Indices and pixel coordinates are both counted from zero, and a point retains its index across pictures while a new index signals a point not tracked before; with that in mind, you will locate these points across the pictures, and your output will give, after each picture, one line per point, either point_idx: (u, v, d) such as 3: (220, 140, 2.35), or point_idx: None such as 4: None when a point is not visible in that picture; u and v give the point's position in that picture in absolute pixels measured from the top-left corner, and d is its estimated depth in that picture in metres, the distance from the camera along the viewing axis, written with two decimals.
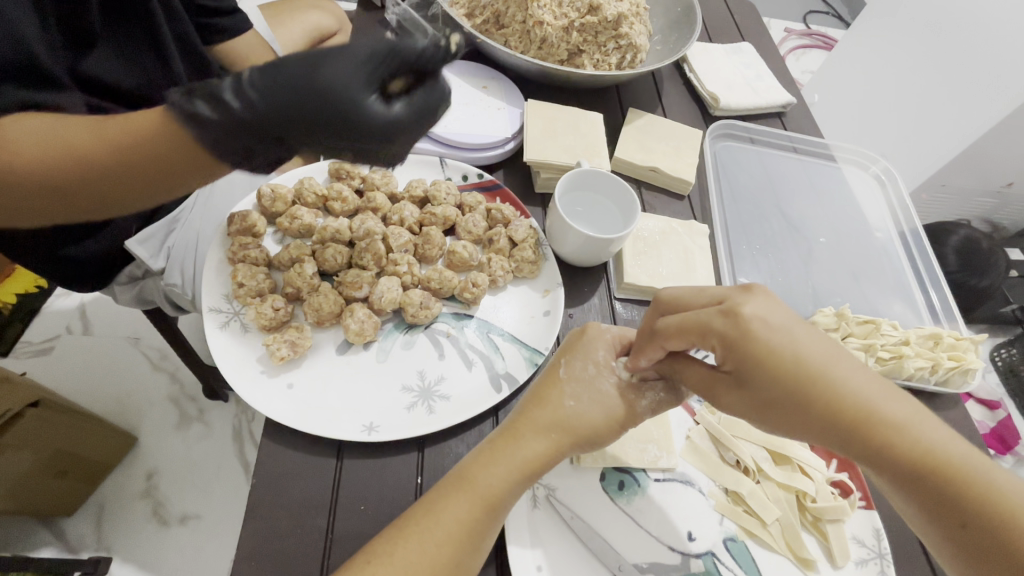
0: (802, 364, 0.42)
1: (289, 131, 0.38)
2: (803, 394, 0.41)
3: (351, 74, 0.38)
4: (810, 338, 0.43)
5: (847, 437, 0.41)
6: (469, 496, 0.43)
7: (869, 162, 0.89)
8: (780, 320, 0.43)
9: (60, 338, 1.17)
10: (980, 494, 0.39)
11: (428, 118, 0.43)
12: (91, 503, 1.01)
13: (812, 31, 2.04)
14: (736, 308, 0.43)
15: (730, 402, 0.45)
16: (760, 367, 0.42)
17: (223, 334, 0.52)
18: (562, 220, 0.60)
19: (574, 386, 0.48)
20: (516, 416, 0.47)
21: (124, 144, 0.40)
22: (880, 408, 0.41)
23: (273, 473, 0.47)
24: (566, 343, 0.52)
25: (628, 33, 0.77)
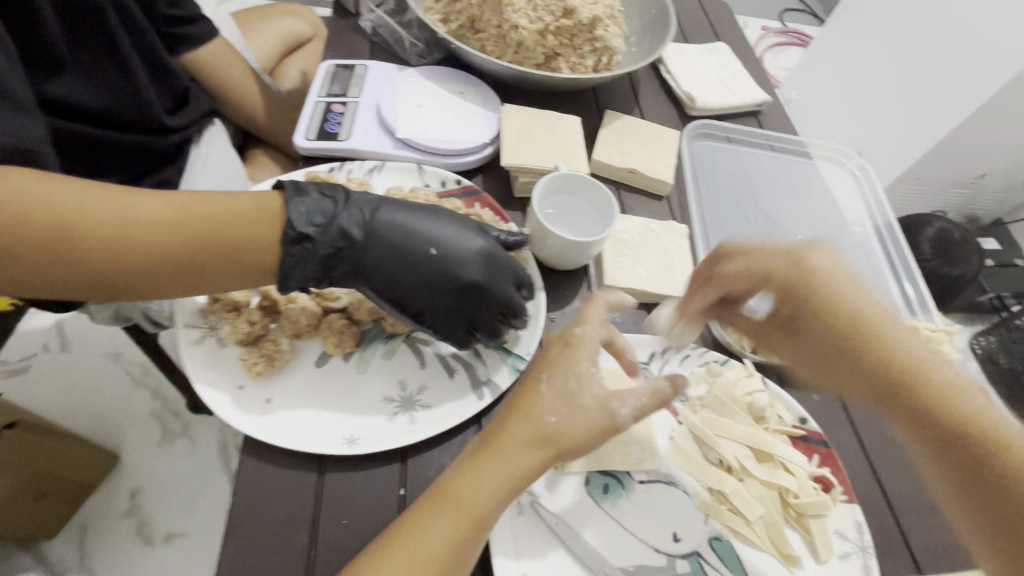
0: (855, 318, 0.48)
1: (379, 240, 0.52)
2: (842, 339, 0.48)
3: (459, 225, 0.55)
4: (865, 300, 0.49)
5: (879, 382, 0.46)
6: (452, 515, 0.42)
7: (846, 159, 0.90)
8: (844, 277, 0.51)
9: (37, 356, 1.14)
10: (995, 457, 0.40)
11: (497, 275, 0.54)
12: (73, 525, 0.99)
13: (788, 29, 2.07)
14: (801, 262, 0.52)
15: (788, 345, 0.54)
16: (807, 313, 0.50)
17: (199, 350, 0.51)
18: (541, 225, 0.60)
19: (555, 400, 0.46)
20: (496, 429, 0.46)
21: (184, 249, 0.45)
22: (906, 360, 0.46)
23: (253, 490, 0.46)
24: (546, 354, 0.49)
25: (603, 36, 0.78)
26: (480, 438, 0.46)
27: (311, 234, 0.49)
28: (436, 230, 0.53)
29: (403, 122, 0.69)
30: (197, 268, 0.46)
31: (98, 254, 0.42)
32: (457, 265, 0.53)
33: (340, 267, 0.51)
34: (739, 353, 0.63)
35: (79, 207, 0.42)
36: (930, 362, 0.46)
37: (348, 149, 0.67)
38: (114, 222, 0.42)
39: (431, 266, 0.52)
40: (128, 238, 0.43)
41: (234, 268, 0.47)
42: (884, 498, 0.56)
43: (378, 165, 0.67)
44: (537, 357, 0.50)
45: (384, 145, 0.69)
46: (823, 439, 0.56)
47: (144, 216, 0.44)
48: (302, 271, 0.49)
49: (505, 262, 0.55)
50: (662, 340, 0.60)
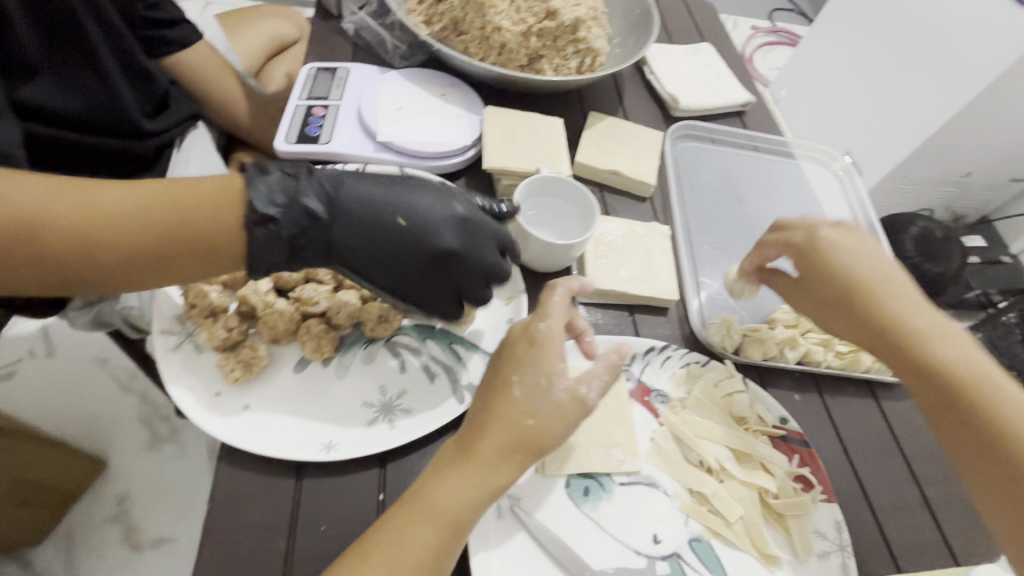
0: (860, 280, 0.54)
1: (349, 215, 0.49)
2: (850, 297, 0.54)
3: (429, 192, 0.53)
4: (867, 263, 0.55)
5: (881, 336, 0.52)
6: (433, 522, 0.42)
7: (830, 160, 0.90)
8: (851, 246, 0.57)
9: (22, 362, 1.13)
10: (982, 409, 0.45)
11: (476, 238, 0.53)
12: (60, 531, 0.98)
13: (778, 28, 2.08)
14: (816, 232, 0.59)
15: (799, 303, 0.59)
16: (821, 272, 0.56)
17: (175, 357, 0.50)
18: (521, 228, 0.60)
19: (530, 402, 0.46)
20: (470, 431, 0.46)
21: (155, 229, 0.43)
22: (906, 318, 0.51)
23: (230, 497, 0.46)
24: (513, 351, 0.49)
25: (585, 37, 0.78)
26: (454, 442, 0.46)
27: (276, 216, 0.46)
28: (405, 198, 0.51)
29: (384, 124, 0.69)
30: (166, 254, 0.44)
31: (66, 247, 0.41)
32: (433, 231, 0.51)
33: (308, 247, 0.48)
34: (721, 353, 0.63)
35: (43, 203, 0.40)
36: (926, 322, 0.51)
37: (329, 152, 0.67)
38: (79, 214, 0.41)
39: (404, 238, 0.50)
40: (99, 227, 0.42)
41: (207, 253, 0.45)
42: (864, 497, 0.57)
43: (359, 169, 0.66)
44: (502, 357, 0.49)
45: (364, 148, 0.68)
46: (802, 438, 0.57)
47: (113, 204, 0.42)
48: (270, 254, 0.47)
49: (483, 226, 0.53)
50: (644, 341, 0.60)
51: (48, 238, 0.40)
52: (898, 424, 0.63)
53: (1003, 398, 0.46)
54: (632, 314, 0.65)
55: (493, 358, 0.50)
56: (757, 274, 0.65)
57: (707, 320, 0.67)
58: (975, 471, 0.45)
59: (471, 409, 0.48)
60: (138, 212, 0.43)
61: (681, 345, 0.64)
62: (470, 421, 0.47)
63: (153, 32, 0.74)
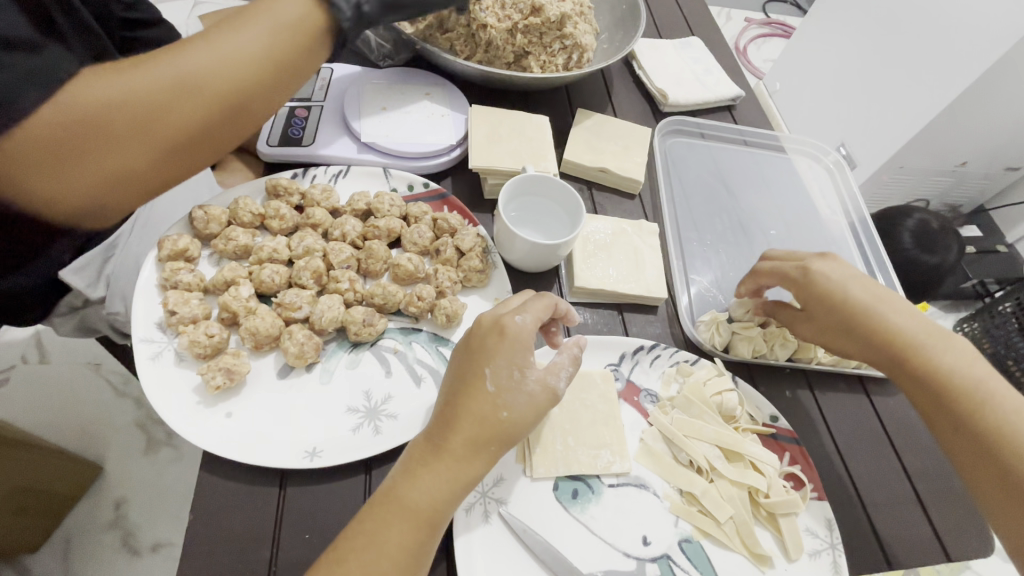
0: (866, 309, 0.54)
1: None
2: (857, 322, 0.54)
3: None
4: (862, 288, 0.55)
5: (887, 356, 0.53)
6: (408, 522, 0.42)
7: (822, 154, 0.89)
8: (845, 274, 0.56)
9: (15, 369, 1.12)
10: (997, 437, 0.48)
11: None
12: (57, 537, 0.97)
13: (771, 20, 2.06)
14: (809, 265, 0.58)
15: (803, 333, 0.58)
16: (825, 303, 0.56)
17: (155, 366, 0.50)
18: (507, 228, 0.59)
19: (505, 396, 0.45)
20: (441, 428, 0.45)
21: (270, 47, 0.51)
22: (904, 333, 0.53)
23: (214, 506, 0.45)
24: (480, 343, 0.47)
25: (572, 33, 0.76)
26: (426, 437, 0.45)
27: None
28: None
29: (367, 126, 0.68)
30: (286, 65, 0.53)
31: (215, 86, 0.49)
32: None
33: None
34: (710, 351, 0.63)
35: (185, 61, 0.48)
36: (922, 332, 0.53)
37: (312, 154, 0.66)
38: (212, 56, 0.49)
39: None
40: (232, 62, 0.50)
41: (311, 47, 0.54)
42: (854, 493, 0.56)
43: (343, 170, 0.66)
44: (471, 348, 0.48)
45: (347, 150, 0.67)
46: (791, 435, 0.57)
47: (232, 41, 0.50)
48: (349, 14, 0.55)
49: None
50: (633, 341, 0.59)
51: (205, 87, 0.48)
52: (891, 420, 0.62)
53: (997, 405, 0.49)
54: (621, 313, 0.64)
55: (460, 348, 0.49)
56: (760, 304, 0.62)
57: (696, 318, 0.66)
58: (996, 497, 0.47)
59: (440, 401, 0.47)
60: (255, 43, 0.51)
61: (671, 344, 0.63)
62: (439, 414, 0.46)
63: (128, 32, 0.73)
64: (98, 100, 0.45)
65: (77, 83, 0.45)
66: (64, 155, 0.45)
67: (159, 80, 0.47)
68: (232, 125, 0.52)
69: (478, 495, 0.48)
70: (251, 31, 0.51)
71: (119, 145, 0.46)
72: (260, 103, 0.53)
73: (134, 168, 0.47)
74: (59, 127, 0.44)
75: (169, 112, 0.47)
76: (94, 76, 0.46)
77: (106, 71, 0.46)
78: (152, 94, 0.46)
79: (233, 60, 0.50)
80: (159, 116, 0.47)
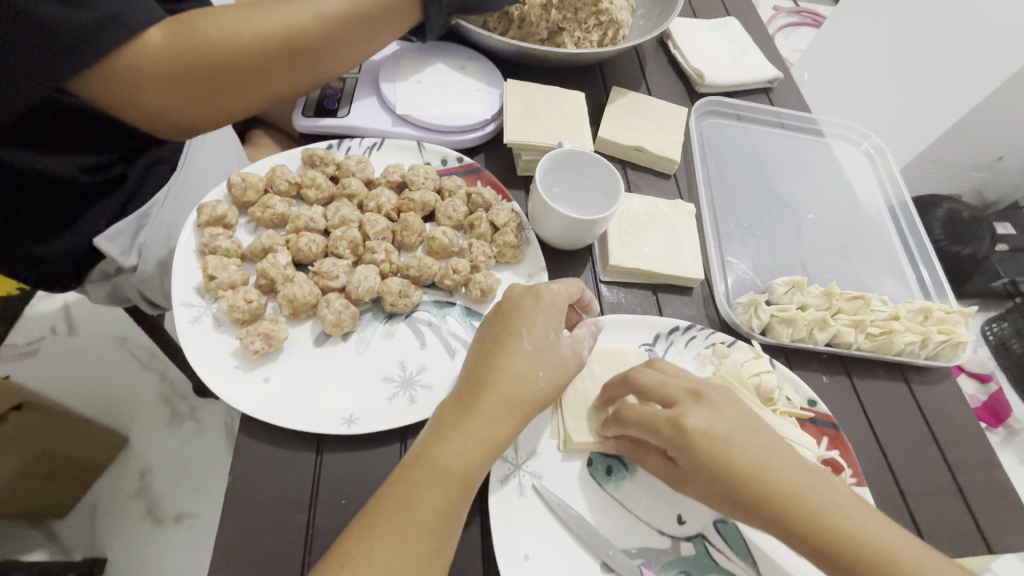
0: (768, 482, 0.44)
1: None
2: (736, 490, 0.43)
3: None
4: (747, 443, 0.45)
5: (819, 552, 0.43)
6: (441, 484, 0.41)
7: (861, 138, 0.87)
8: (724, 429, 0.45)
9: (44, 340, 1.14)
10: None
11: None
12: (84, 504, 1.00)
13: (801, 8, 2.00)
14: (681, 417, 0.45)
15: (687, 491, 0.46)
16: (698, 459, 0.44)
17: (195, 329, 0.50)
18: (544, 204, 0.58)
19: (541, 355, 0.46)
20: (468, 387, 0.45)
21: (359, 12, 0.60)
22: (808, 496, 0.43)
23: (251, 468, 0.46)
24: (513, 305, 0.49)
25: (608, 8, 0.74)
26: (455, 399, 0.45)
27: None
28: None
29: (403, 98, 0.67)
30: (370, 26, 0.62)
31: (310, 42, 0.58)
32: None
33: None
34: (747, 334, 0.61)
35: (285, 18, 0.56)
36: (805, 474, 0.45)
37: (347, 126, 0.66)
38: (310, 16, 0.57)
39: None
40: (326, 22, 0.58)
41: (392, 16, 0.63)
42: (893, 481, 0.55)
43: (377, 143, 0.65)
44: (505, 311, 0.49)
45: (383, 122, 0.67)
46: (832, 420, 0.55)
47: (327, 4, 0.58)
48: None
49: None
50: (668, 321, 0.58)
51: (301, 41, 0.57)
52: (930, 408, 0.61)
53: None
54: (655, 293, 0.63)
55: (490, 315, 0.50)
56: (617, 441, 0.49)
57: (733, 301, 0.65)
58: None
59: (467, 364, 0.47)
60: (347, 6, 0.59)
61: (706, 325, 0.62)
62: (468, 376, 0.46)
63: None
64: (205, 45, 0.52)
65: (192, 26, 0.52)
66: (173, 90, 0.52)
67: (267, 34, 0.55)
68: (309, 81, 0.61)
69: (513, 467, 0.48)
70: None
71: (213, 87, 0.54)
72: (342, 55, 0.61)
73: (233, 105, 0.57)
74: (169, 66, 0.51)
75: (266, 62, 0.56)
76: (199, 19, 0.52)
77: (212, 16, 0.53)
78: (255, 45, 0.54)
79: (325, 25, 0.58)
80: (251, 69, 0.55)
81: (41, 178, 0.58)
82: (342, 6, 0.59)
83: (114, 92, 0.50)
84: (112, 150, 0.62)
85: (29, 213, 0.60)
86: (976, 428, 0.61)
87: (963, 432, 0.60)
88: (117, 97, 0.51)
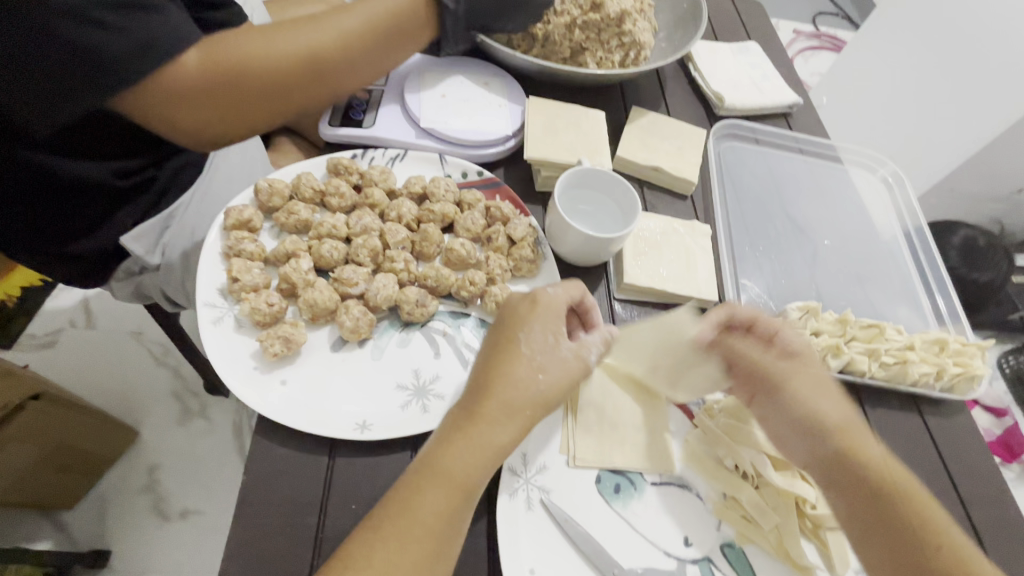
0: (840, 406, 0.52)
1: None
2: (820, 394, 0.53)
3: None
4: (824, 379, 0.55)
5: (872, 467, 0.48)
6: (444, 488, 0.42)
7: (878, 165, 0.87)
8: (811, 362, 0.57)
9: (63, 332, 1.17)
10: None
11: None
12: (93, 497, 1.01)
13: (821, 32, 2.01)
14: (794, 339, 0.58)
15: (779, 387, 0.53)
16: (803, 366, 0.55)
17: (217, 330, 0.51)
18: (562, 220, 0.59)
19: (540, 357, 0.47)
20: (475, 392, 0.45)
21: (381, 31, 0.62)
22: (868, 447, 0.49)
23: (265, 471, 0.46)
24: (514, 310, 0.49)
25: (631, 30, 0.76)
26: (460, 405, 0.46)
27: None
28: None
29: (427, 111, 0.69)
30: (389, 42, 0.64)
31: (334, 58, 0.60)
32: None
33: None
34: None
35: (310, 37, 0.58)
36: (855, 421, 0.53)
37: (371, 137, 0.67)
38: (334, 34, 0.59)
39: None
40: (349, 40, 0.60)
41: (411, 34, 0.65)
42: None
43: (400, 154, 0.67)
44: (504, 316, 0.49)
45: (407, 134, 0.68)
46: None
47: (350, 23, 0.61)
48: None
49: None
50: None
51: (325, 57, 0.59)
52: (945, 441, 0.60)
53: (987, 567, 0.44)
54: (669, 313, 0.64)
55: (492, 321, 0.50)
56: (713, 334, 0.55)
57: None
58: None
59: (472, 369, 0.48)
60: (369, 25, 0.62)
61: None
62: (474, 382, 0.46)
63: None
64: (234, 64, 0.54)
65: (223, 46, 0.54)
66: (202, 107, 0.54)
67: (292, 53, 0.57)
68: (332, 94, 0.62)
69: (521, 480, 0.48)
70: (364, 15, 0.61)
71: (239, 101, 0.56)
72: (365, 70, 0.63)
73: (259, 118, 0.59)
74: (199, 84, 0.53)
75: (292, 78, 0.58)
76: (228, 38, 0.55)
77: (240, 36, 0.55)
78: (281, 62, 0.56)
79: (348, 43, 0.60)
80: (280, 83, 0.57)
81: (79, 183, 0.61)
82: (364, 25, 0.61)
83: (150, 110, 0.52)
84: (143, 154, 0.64)
85: (65, 214, 0.62)
86: (990, 463, 0.60)
87: (976, 466, 0.59)
88: (151, 116, 0.53)
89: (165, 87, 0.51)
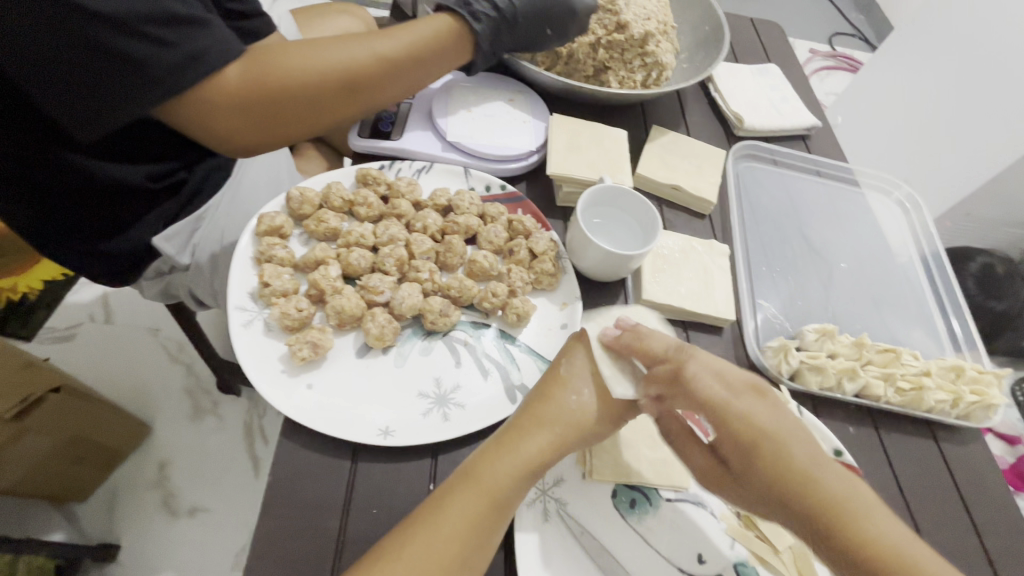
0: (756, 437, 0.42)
1: None
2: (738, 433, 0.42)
3: None
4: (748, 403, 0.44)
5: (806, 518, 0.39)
6: (476, 494, 0.43)
7: (893, 188, 0.88)
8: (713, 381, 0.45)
9: (82, 326, 1.19)
10: None
11: None
12: (104, 491, 1.03)
13: (838, 53, 2.02)
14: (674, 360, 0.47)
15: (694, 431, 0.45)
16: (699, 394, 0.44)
17: (246, 332, 0.53)
18: (583, 236, 0.61)
19: (578, 382, 0.49)
20: (520, 413, 0.48)
21: (416, 53, 0.64)
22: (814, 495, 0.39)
23: (289, 472, 0.48)
24: (565, 347, 0.53)
25: (654, 51, 0.77)
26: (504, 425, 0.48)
27: None
28: None
29: (453, 126, 0.71)
30: (423, 64, 0.66)
31: (368, 77, 0.62)
32: None
33: None
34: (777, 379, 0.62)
35: (347, 56, 0.60)
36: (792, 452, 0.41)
37: (398, 148, 0.69)
38: (370, 55, 0.62)
39: None
40: (384, 60, 0.62)
41: (445, 56, 0.67)
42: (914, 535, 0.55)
43: (426, 166, 0.69)
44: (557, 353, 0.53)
45: (433, 147, 0.70)
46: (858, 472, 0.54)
47: (386, 46, 0.63)
48: None
49: None
50: None
51: (359, 76, 0.61)
52: (959, 468, 0.60)
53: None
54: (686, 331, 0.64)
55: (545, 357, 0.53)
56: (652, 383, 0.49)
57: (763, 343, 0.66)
58: None
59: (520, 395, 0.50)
60: (405, 48, 0.63)
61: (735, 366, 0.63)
62: (525, 406, 0.48)
63: None
64: (274, 80, 0.56)
65: (264, 62, 0.56)
66: (240, 119, 0.57)
67: (329, 71, 0.59)
68: (364, 110, 0.64)
69: (539, 491, 0.49)
70: (402, 38, 0.63)
71: (272, 118, 0.58)
72: (399, 89, 0.65)
73: (292, 130, 0.61)
74: (240, 97, 0.55)
75: (326, 95, 0.60)
76: (270, 54, 0.57)
77: (281, 53, 0.58)
78: (317, 80, 0.59)
79: (383, 64, 0.62)
80: (315, 99, 0.60)
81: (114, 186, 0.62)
82: (400, 47, 0.63)
83: (192, 120, 0.55)
84: (174, 158, 0.66)
85: (100, 214, 0.64)
86: (1003, 490, 0.60)
87: (990, 493, 0.59)
88: (191, 125, 0.55)
89: (208, 100, 0.54)
